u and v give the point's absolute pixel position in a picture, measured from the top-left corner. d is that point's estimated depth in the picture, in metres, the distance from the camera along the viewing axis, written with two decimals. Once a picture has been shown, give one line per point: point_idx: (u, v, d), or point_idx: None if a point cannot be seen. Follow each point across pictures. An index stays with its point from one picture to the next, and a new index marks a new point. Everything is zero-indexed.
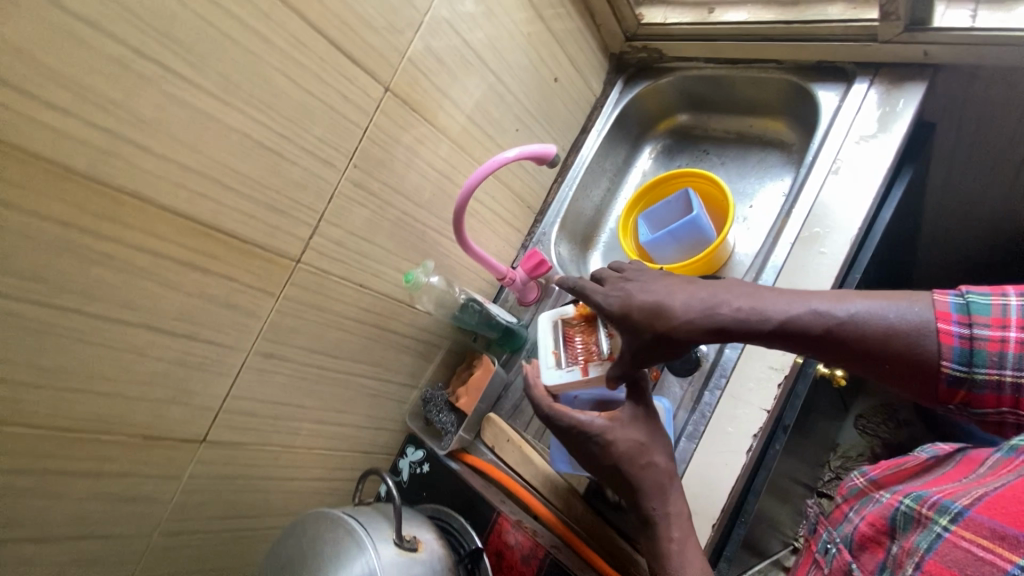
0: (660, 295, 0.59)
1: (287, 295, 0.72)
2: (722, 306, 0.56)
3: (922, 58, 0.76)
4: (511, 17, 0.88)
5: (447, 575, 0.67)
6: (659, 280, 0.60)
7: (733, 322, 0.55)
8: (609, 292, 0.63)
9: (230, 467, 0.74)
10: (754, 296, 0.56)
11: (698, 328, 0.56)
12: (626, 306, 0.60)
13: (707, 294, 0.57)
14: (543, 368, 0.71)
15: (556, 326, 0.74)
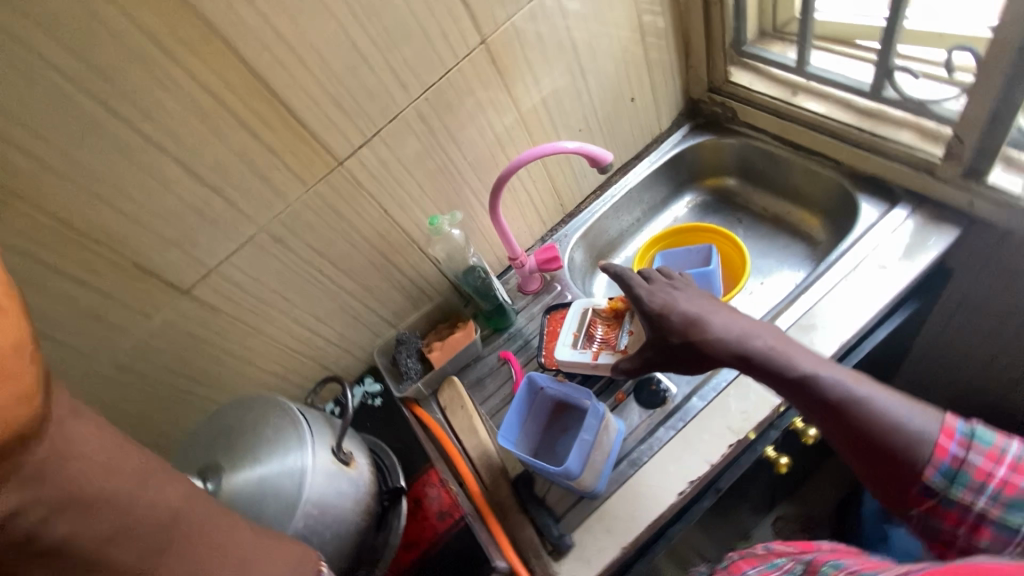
0: (704, 312, 0.68)
1: (317, 190, 0.73)
2: (755, 341, 0.64)
3: (965, 208, 0.80)
4: (617, 25, 0.90)
5: (366, 503, 0.67)
6: (703, 301, 0.71)
7: (758, 356, 0.63)
8: (654, 293, 0.72)
9: (200, 329, 0.75)
10: (785, 344, 0.63)
11: (729, 349, 0.65)
12: (669, 310, 0.69)
13: (747, 328, 0.66)
14: (560, 345, 0.84)
15: (585, 314, 0.85)
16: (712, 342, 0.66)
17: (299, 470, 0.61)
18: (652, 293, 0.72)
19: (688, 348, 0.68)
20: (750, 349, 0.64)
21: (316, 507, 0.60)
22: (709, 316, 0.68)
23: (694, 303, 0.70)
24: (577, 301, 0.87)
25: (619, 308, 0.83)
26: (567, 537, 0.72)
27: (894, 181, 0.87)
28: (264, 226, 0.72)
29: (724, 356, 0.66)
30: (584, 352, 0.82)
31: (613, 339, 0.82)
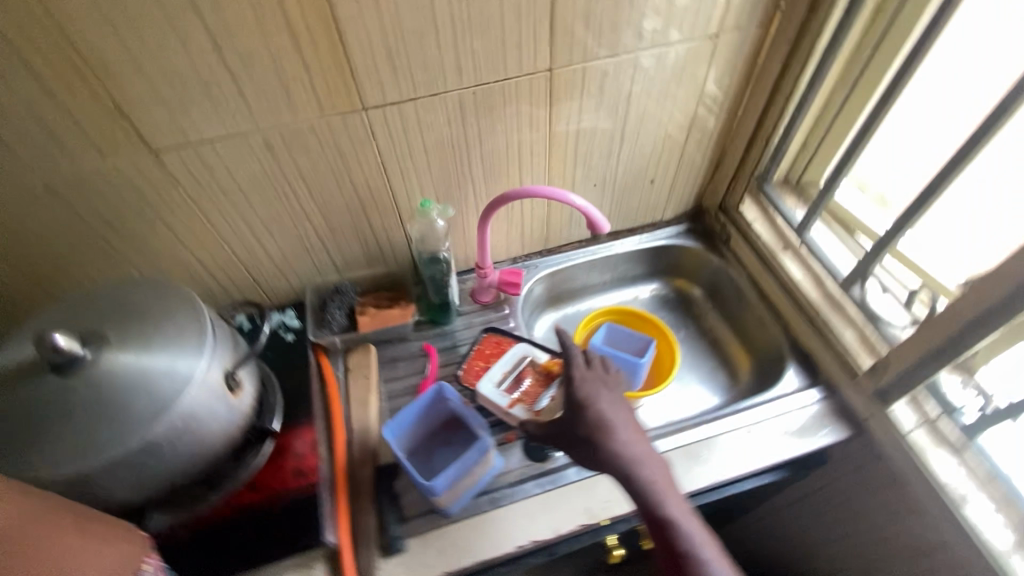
0: (617, 420, 0.69)
1: (329, 121, 0.71)
2: (644, 469, 0.66)
3: (862, 418, 0.87)
4: (674, 115, 0.93)
5: (230, 432, 0.66)
6: (622, 408, 0.71)
7: (640, 483, 0.65)
8: (584, 380, 0.72)
9: (151, 193, 0.71)
10: (666, 484, 0.65)
11: (619, 464, 0.66)
12: (587, 404, 0.69)
13: (645, 454, 0.67)
14: (487, 376, 0.87)
15: (522, 360, 0.89)
16: (610, 450, 0.66)
17: (185, 377, 0.58)
18: (583, 379, 0.72)
19: (586, 444, 0.68)
20: (637, 474, 0.65)
21: (182, 420, 0.58)
22: (620, 425, 0.68)
23: (613, 407, 0.70)
24: (522, 346, 0.91)
25: (554, 371, 0.88)
26: (401, 540, 0.75)
27: (824, 368, 0.93)
28: (261, 129, 0.69)
29: (612, 467, 0.66)
30: (502, 395, 0.85)
31: (533, 397, 0.86)
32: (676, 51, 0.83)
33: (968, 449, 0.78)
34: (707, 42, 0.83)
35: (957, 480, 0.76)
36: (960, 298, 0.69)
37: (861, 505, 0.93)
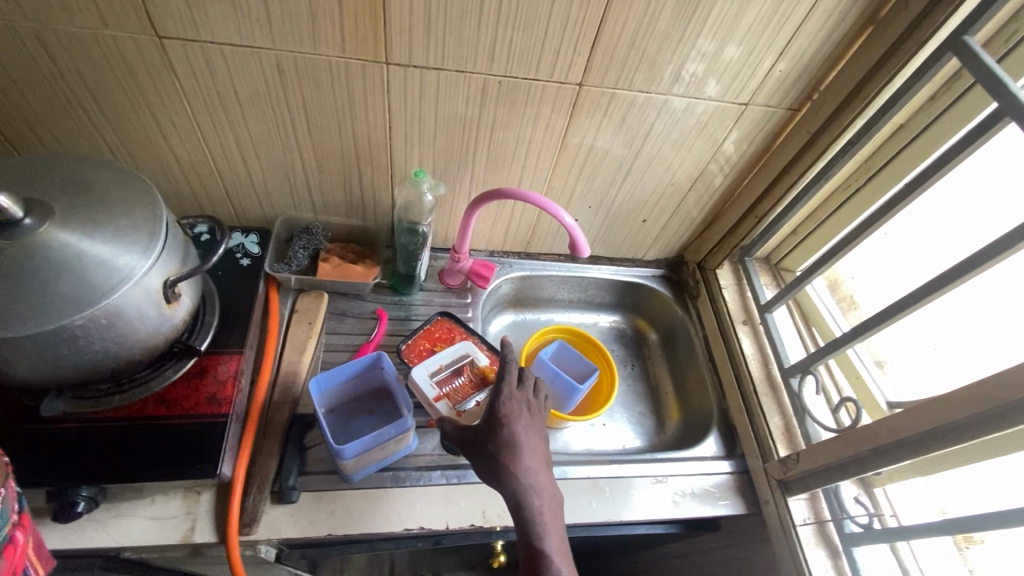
0: (527, 446, 0.68)
1: (348, 64, 0.70)
2: (536, 499, 0.66)
3: (761, 499, 0.91)
4: (683, 166, 0.94)
5: (156, 341, 0.64)
6: (536, 437, 0.70)
7: (527, 511, 0.65)
8: (510, 398, 0.71)
9: (144, 77, 0.68)
10: (552, 519, 0.66)
11: (514, 488, 0.65)
12: (505, 421, 0.69)
13: (543, 487, 0.67)
14: (422, 364, 0.86)
15: (462, 358, 0.88)
16: (511, 472, 0.66)
17: (124, 275, 0.56)
18: (509, 398, 0.71)
19: (491, 459, 0.67)
20: (527, 501, 0.65)
21: (108, 316, 0.56)
22: (528, 451, 0.68)
23: (527, 432, 0.70)
24: (467, 344, 0.89)
25: (489, 377, 0.87)
26: (294, 492, 0.74)
27: (743, 443, 0.97)
28: (277, 50, 0.67)
29: (507, 489, 0.66)
30: (431, 386, 0.84)
31: (461, 397, 0.84)
32: (705, 107, 0.83)
33: (843, 554, 0.83)
34: (736, 108, 0.84)
35: None
36: (880, 420, 0.73)
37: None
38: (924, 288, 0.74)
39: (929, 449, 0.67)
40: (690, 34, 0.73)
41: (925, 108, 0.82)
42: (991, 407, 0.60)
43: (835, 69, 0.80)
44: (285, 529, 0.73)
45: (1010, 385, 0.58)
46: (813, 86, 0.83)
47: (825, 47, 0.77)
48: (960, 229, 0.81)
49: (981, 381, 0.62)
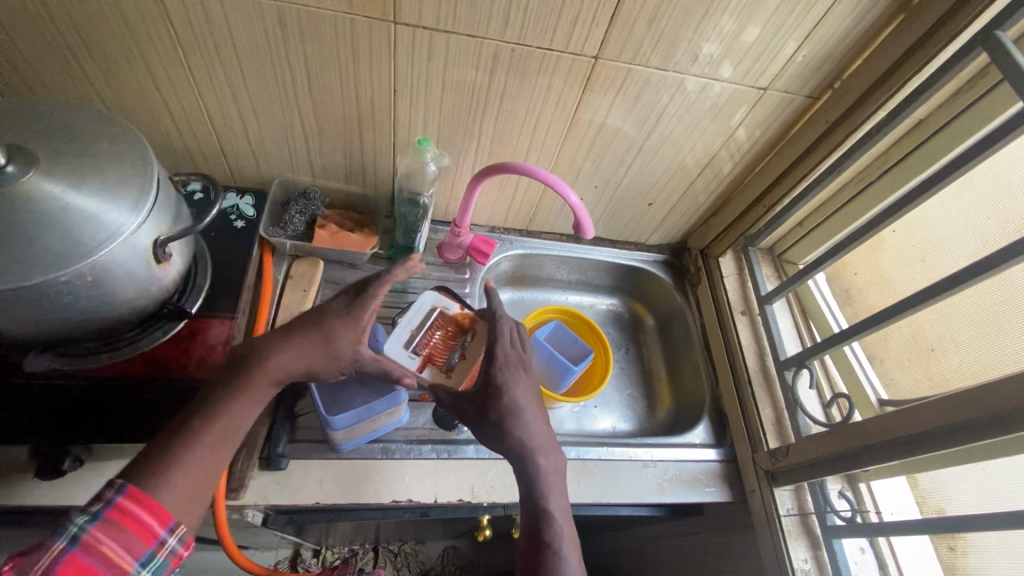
0: (526, 407, 0.69)
1: (354, 20, 0.66)
2: (538, 458, 0.66)
3: (747, 488, 0.92)
4: (694, 149, 0.91)
5: (143, 301, 0.62)
6: (535, 400, 0.71)
7: (530, 469, 0.65)
8: (507, 364, 0.72)
9: (136, 22, 0.64)
10: (555, 478, 0.65)
11: (515, 447, 0.66)
12: (504, 384, 0.70)
13: (545, 448, 0.67)
14: (393, 334, 0.81)
15: (429, 314, 0.85)
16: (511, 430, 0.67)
17: (111, 232, 0.54)
18: (505, 362, 0.72)
19: (491, 421, 0.68)
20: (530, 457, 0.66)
21: (94, 274, 0.54)
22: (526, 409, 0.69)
23: (524, 393, 0.71)
24: (426, 296, 0.86)
25: (464, 323, 0.85)
26: (283, 460, 0.74)
27: (733, 432, 0.97)
28: (280, 2, 0.63)
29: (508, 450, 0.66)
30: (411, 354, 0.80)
31: (444, 354, 0.82)
32: (722, 90, 0.80)
33: (823, 545, 0.84)
34: (754, 92, 0.81)
35: (803, 570, 0.82)
36: (873, 418, 0.73)
37: (713, 562, 0.99)
38: (930, 289, 0.73)
39: (920, 449, 0.67)
40: (713, 12, 0.69)
41: (947, 103, 0.80)
42: (989, 413, 0.60)
43: (860, 57, 0.77)
44: (272, 495, 0.73)
45: (1008, 392, 0.58)
46: (835, 74, 0.80)
47: (851, 34, 0.74)
48: (970, 230, 0.80)
49: (978, 387, 0.61)
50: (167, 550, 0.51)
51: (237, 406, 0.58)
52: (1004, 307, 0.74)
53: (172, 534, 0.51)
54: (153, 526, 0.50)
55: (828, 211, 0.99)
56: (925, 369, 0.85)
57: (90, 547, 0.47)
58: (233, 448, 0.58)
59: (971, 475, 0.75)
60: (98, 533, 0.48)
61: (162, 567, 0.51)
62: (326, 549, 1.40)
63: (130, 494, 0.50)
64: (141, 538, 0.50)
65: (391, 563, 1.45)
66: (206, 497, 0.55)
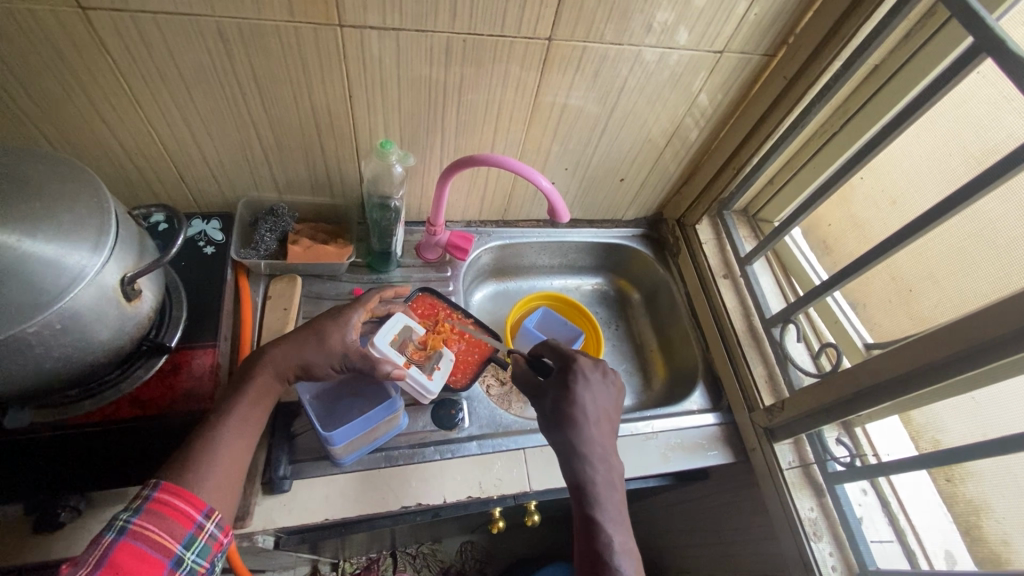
0: (590, 385, 0.73)
1: (298, 28, 0.64)
2: (597, 421, 0.70)
3: (747, 447, 0.94)
4: (659, 119, 0.91)
5: (119, 340, 0.61)
6: (602, 386, 0.73)
7: (585, 426, 0.69)
8: (582, 359, 0.76)
9: (71, 54, 0.62)
10: (606, 438, 0.70)
11: (576, 410, 0.70)
12: (574, 373, 0.73)
13: (603, 420, 0.71)
14: (378, 333, 0.78)
15: (404, 329, 0.82)
16: (575, 421, 0.69)
17: (74, 275, 0.52)
18: (581, 359, 0.76)
19: (556, 394, 0.73)
20: (587, 450, 0.68)
21: (63, 320, 0.52)
22: (594, 415, 0.71)
23: (601, 396, 0.72)
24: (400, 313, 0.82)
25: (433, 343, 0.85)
26: (286, 482, 0.73)
27: (728, 395, 0.99)
28: (218, 16, 0.61)
29: (565, 413, 0.70)
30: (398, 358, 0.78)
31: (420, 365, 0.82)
32: (680, 57, 0.80)
33: (827, 492, 0.86)
34: (710, 57, 0.81)
35: (810, 519, 0.84)
36: (860, 365, 0.75)
37: (724, 522, 1.01)
38: (906, 230, 0.74)
39: (911, 387, 0.69)
40: None
41: (900, 46, 0.80)
42: (971, 346, 0.61)
43: (811, 10, 0.77)
44: (280, 518, 0.73)
45: (983, 323, 0.60)
46: (788, 29, 0.80)
47: None
48: (931, 169, 0.81)
49: (955, 322, 0.63)
50: (207, 533, 0.57)
51: (246, 407, 0.65)
52: (973, 241, 0.76)
53: (209, 518, 0.58)
54: (192, 512, 0.57)
55: (796, 165, 1.00)
56: (906, 311, 0.87)
57: (137, 535, 0.53)
58: (250, 444, 0.64)
59: (957, 405, 0.77)
60: (142, 522, 0.54)
61: (205, 549, 0.57)
62: (343, 561, 1.41)
63: (166, 487, 0.56)
64: (181, 523, 0.56)
65: (412, 565, 1.45)
66: (234, 488, 0.62)
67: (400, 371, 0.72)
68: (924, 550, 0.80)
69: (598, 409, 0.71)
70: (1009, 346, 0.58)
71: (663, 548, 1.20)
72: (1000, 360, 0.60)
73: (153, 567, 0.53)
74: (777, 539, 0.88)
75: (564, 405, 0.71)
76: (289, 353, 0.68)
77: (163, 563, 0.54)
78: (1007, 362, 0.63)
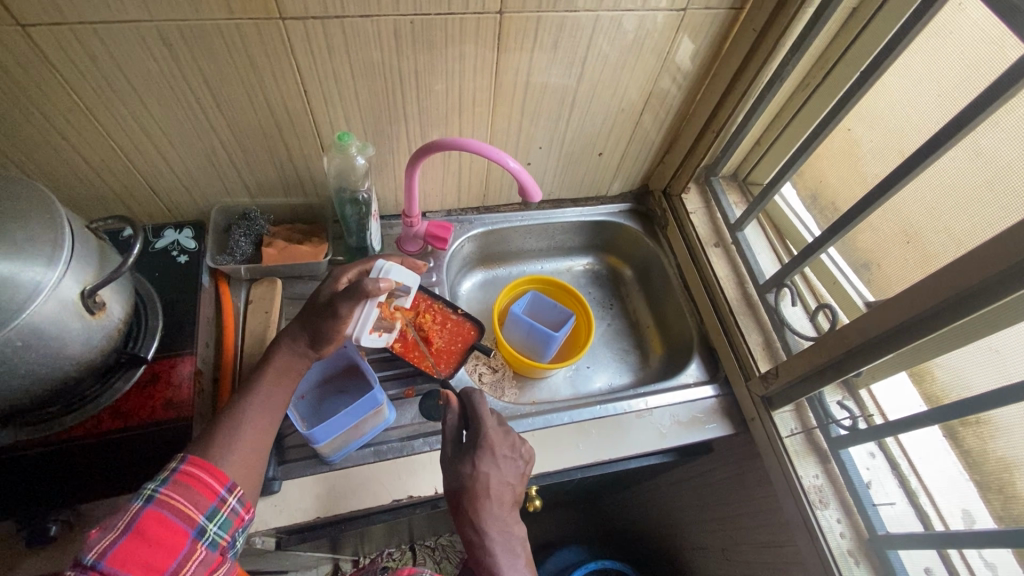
0: (493, 457, 0.68)
1: (240, 25, 0.63)
2: (494, 493, 0.67)
3: (747, 418, 0.91)
4: (630, 86, 0.88)
5: (90, 352, 0.61)
6: (507, 460, 0.69)
7: (482, 498, 0.66)
8: (490, 424, 0.70)
9: (19, 72, 0.62)
10: (503, 507, 0.68)
11: (476, 483, 0.67)
12: (476, 444, 0.68)
13: (501, 491, 0.68)
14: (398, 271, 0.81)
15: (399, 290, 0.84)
16: (473, 495, 0.66)
17: (31, 290, 0.51)
18: (488, 426, 0.70)
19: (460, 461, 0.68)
20: (486, 527, 0.66)
21: (24, 336, 0.52)
22: (496, 490, 0.68)
23: (504, 471, 0.69)
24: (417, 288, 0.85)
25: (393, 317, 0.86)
26: (276, 483, 0.74)
27: (725, 365, 0.96)
28: (156, 20, 0.60)
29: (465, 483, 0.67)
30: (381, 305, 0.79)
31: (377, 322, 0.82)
32: (641, 19, 0.77)
33: (833, 459, 0.84)
34: (673, 16, 0.77)
35: (815, 486, 0.82)
36: (851, 323, 0.72)
37: (730, 496, 0.98)
38: None
39: (905, 341, 0.65)
40: None
41: None
42: (966, 291, 0.58)
43: None
44: (273, 519, 0.73)
45: (972, 267, 0.56)
46: None
47: None
48: (915, 113, 0.76)
49: (945, 269, 0.60)
50: (229, 508, 0.59)
51: (252, 384, 0.68)
52: (957, 184, 0.71)
53: (232, 493, 0.60)
54: (216, 486, 0.59)
55: (780, 123, 0.96)
56: (908, 259, 0.80)
57: (164, 504, 0.55)
58: (276, 411, 0.68)
59: (975, 352, 0.67)
60: (170, 492, 0.56)
61: (226, 523, 0.58)
62: (361, 558, 1.42)
63: (192, 461, 0.59)
64: (205, 496, 0.58)
65: (430, 558, 1.46)
66: (262, 453, 0.65)
67: (387, 285, 0.69)
68: (939, 514, 0.73)
69: (499, 480, 0.68)
70: (999, 289, 0.55)
71: (673, 527, 1.18)
72: (992, 305, 0.56)
73: (176, 535, 0.54)
74: (782, 509, 0.86)
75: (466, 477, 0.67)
76: (300, 329, 0.71)
77: (186, 532, 0.55)
78: (1002, 307, 0.59)
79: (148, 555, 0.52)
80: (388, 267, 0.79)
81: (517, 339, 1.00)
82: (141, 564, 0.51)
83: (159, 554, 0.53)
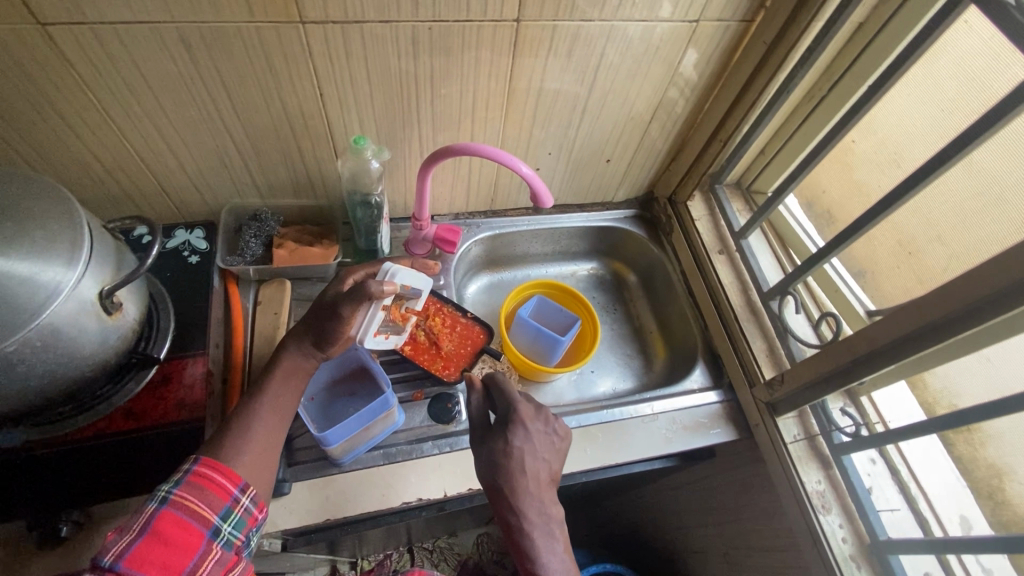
0: (527, 430, 0.69)
1: (260, 28, 0.63)
2: (529, 466, 0.67)
3: (751, 423, 0.92)
4: (640, 95, 0.89)
5: (105, 352, 0.61)
6: (540, 435, 0.70)
7: (517, 470, 0.66)
8: (521, 400, 0.71)
9: (38, 71, 0.62)
10: (539, 482, 0.67)
11: (509, 455, 0.67)
12: (508, 419, 0.69)
13: (536, 466, 0.68)
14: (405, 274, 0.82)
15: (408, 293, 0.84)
16: (507, 468, 0.66)
17: (50, 291, 0.51)
18: (519, 401, 0.71)
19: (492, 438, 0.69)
20: (522, 502, 0.65)
21: (43, 337, 0.52)
22: (530, 463, 0.67)
23: (538, 445, 0.69)
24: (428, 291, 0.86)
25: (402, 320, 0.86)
26: (285, 484, 0.74)
27: (729, 371, 0.97)
28: (177, 21, 0.60)
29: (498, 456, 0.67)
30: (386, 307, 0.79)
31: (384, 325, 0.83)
32: (654, 30, 0.78)
33: (835, 464, 0.84)
34: (685, 27, 0.79)
35: (817, 491, 0.83)
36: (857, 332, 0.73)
37: (733, 500, 0.99)
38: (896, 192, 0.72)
39: (910, 350, 0.67)
40: None
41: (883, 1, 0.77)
42: (972, 303, 0.59)
43: None
44: (282, 521, 0.73)
45: (979, 280, 0.58)
46: None
47: None
48: (919, 127, 0.78)
49: (951, 281, 0.61)
50: (243, 508, 0.59)
51: (264, 385, 0.68)
52: (960, 197, 0.73)
53: (245, 493, 0.60)
54: (229, 486, 0.59)
55: (785, 134, 0.98)
56: (910, 270, 0.81)
57: (177, 505, 0.55)
58: (285, 412, 0.68)
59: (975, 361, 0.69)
60: (183, 493, 0.56)
61: (240, 522, 0.59)
62: (360, 560, 1.42)
63: (204, 462, 0.59)
64: (218, 496, 0.58)
65: (429, 560, 1.46)
66: (273, 453, 0.65)
67: (390, 287, 0.69)
68: (938, 521, 0.78)
69: (534, 455, 0.68)
70: (1004, 301, 0.56)
71: (673, 531, 1.19)
72: (997, 317, 0.58)
73: (192, 536, 0.54)
74: (785, 514, 0.87)
75: (499, 451, 0.67)
76: (306, 329, 0.71)
77: (201, 532, 0.55)
78: (1006, 319, 0.61)
79: (164, 556, 0.52)
80: (394, 270, 0.80)
81: (523, 343, 1.00)
82: (158, 565, 0.51)
83: (175, 555, 0.53)
